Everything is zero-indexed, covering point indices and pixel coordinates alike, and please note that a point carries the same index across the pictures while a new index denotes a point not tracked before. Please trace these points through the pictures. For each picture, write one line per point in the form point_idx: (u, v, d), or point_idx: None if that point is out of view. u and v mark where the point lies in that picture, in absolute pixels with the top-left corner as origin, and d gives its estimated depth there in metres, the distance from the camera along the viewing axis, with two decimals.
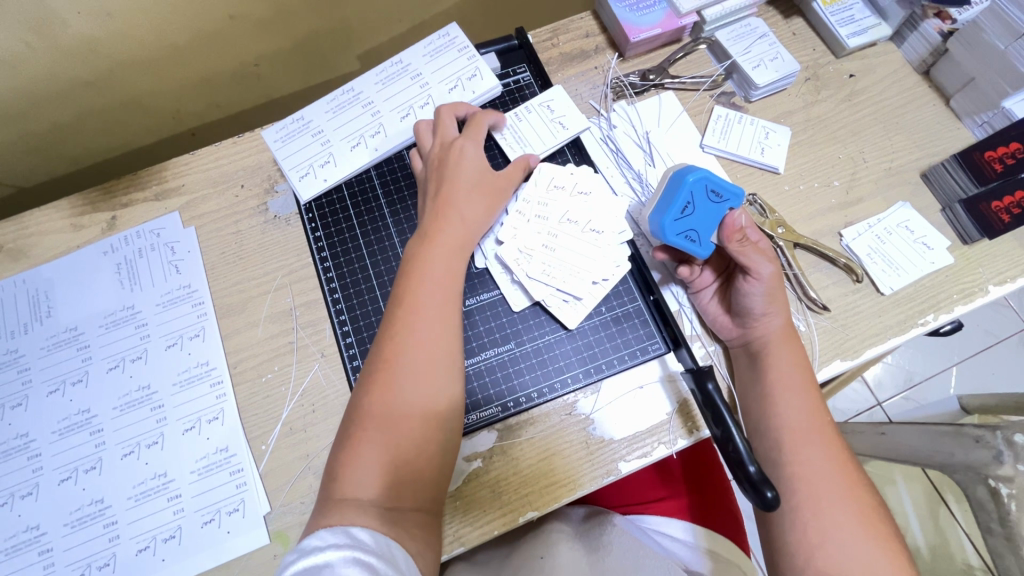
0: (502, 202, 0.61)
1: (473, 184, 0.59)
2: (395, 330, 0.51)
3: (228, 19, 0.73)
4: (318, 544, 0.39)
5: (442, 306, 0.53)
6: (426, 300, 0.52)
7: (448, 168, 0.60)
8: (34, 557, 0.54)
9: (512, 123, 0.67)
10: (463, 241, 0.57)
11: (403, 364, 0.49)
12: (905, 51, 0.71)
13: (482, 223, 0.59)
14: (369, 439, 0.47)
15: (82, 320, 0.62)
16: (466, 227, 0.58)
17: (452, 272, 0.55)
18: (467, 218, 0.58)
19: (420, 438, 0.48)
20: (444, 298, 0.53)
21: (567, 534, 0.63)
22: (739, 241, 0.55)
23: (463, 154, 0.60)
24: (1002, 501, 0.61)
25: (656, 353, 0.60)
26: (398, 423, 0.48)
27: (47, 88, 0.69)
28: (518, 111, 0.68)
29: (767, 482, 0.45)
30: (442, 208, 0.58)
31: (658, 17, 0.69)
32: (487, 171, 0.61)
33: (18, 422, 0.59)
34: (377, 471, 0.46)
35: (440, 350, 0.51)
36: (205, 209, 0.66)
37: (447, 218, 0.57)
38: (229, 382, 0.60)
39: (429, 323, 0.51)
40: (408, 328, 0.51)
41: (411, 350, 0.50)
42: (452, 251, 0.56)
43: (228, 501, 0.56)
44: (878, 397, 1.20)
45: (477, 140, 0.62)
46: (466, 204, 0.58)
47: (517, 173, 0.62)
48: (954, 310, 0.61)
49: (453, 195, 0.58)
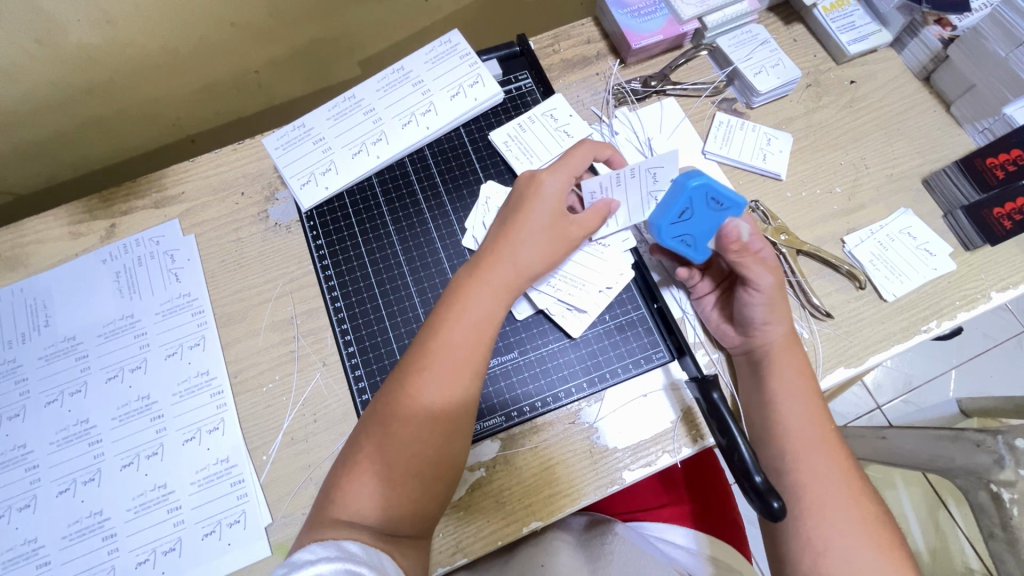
0: (566, 250, 0.55)
1: (539, 222, 0.54)
2: (422, 366, 0.48)
3: (229, 26, 0.73)
4: (308, 557, 0.38)
5: (473, 356, 0.49)
6: (458, 342, 0.49)
7: (522, 198, 0.55)
8: (32, 570, 0.54)
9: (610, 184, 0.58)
10: (512, 283, 0.53)
11: (422, 407, 0.47)
12: (906, 58, 0.71)
13: (538, 266, 0.54)
14: (371, 462, 0.46)
15: (80, 330, 0.62)
16: (516, 269, 0.53)
17: (493, 317, 0.51)
18: (519, 257, 0.53)
19: (426, 476, 0.46)
20: (474, 348, 0.50)
21: (570, 544, 0.62)
22: (737, 252, 0.53)
23: (545, 188, 0.55)
24: (1004, 505, 0.61)
25: (661, 361, 0.60)
26: (408, 447, 0.46)
27: (45, 95, 0.69)
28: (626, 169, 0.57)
29: (773, 492, 0.45)
30: (497, 241, 0.54)
31: (659, 24, 0.69)
32: (566, 215, 0.55)
33: (16, 433, 0.58)
34: (376, 494, 0.45)
35: (459, 406, 0.48)
36: (204, 217, 0.66)
37: (501, 254, 0.53)
38: (230, 392, 0.59)
39: (455, 367, 0.49)
40: (438, 371, 0.48)
41: (434, 394, 0.48)
42: (497, 297, 0.52)
43: (229, 513, 0.55)
44: (878, 400, 1.20)
45: (563, 173, 0.56)
46: (524, 244, 0.53)
47: (595, 224, 0.56)
48: (956, 316, 0.61)
49: (512, 229, 0.54)
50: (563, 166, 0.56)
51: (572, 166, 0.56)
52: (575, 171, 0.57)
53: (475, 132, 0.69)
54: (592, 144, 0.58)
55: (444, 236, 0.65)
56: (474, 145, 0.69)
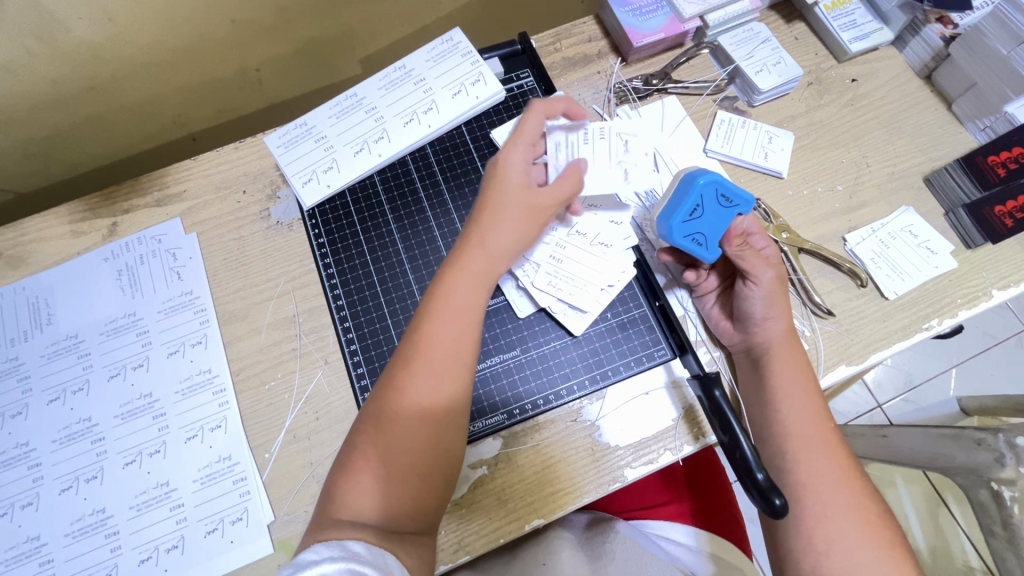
0: (541, 224, 0.55)
1: (509, 202, 0.54)
2: (411, 361, 0.48)
3: (230, 24, 0.73)
4: (313, 558, 0.38)
5: (461, 345, 0.50)
6: (443, 333, 0.49)
7: (488, 184, 0.55)
8: (35, 568, 0.54)
9: (558, 147, 0.61)
10: (490, 266, 0.53)
11: (414, 402, 0.47)
12: (908, 56, 0.71)
13: (514, 246, 0.54)
14: (369, 460, 0.46)
15: (82, 328, 0.62)
16: (492, 250, 0.53)
17: (475, 303, 0.51)
18: (494, 242, 0.53)
19: (425, 471, 0.46)
20: (458, 336, 0.50)
21: (571, 542, 0.62)
22: (739, 246, 0.55)
23: (507, 169, 0.55)
24: (1005, 503, 0.61)
25: (661, 359, 0.60)
26: (404, 444, 0.46)
27: (47, 93, 0.69)
28: (572, 132, 0.61)
29: (774, 489, 0.45)
30: (471, 229, 0.54)
31: (661, 22, 0.69)
32: (533, 187, 0.54)
33: (19, 431, 0.58)
34: (376, 491, 0.45)
35: (451, 396, 0.48)
36: (206, 215, 0.66)
37: (474, 240, 0.53)
38: (232, 390, 0.59)
39: (443, 357, 0.49)
40: (425, 365, 0.48)
41: (423, 387, 0.48)
42: (476, 279, 0.52)
43: (232, 510, 0.55)
44: (878, 399, 1.20)
45: (520, 148, 0.56)
46: (496, 227, 0.53)
47: (568, 187, 0.55)
48: (958, 314, 0.61)
49: (482, 215, 0.54)
50: (515, 144, 0.56)
51: (524, 142, 0.56)
52: (529, 141, 0.57)
53: (476, 131, 0.69)
54: (540, 108, 0.58)
55: (446, 234, 0.65)
56: (475, 144, 0.69)
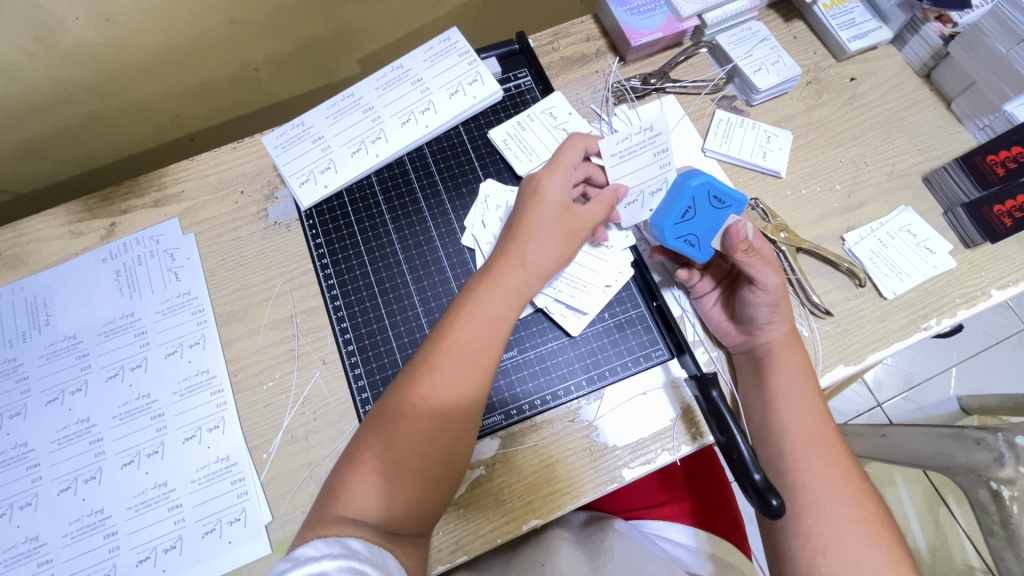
0: (577, 245, 0.55)
1: (549, 223, 0.54)
2: (432, 367, 0.48)
3: (228, 24, 0.73)
4: (312, 554, 0.38)
5: (486, 358, 0.50)
6: (468, 344, 0.49)
7: (526, 203, 0.55)
8: (33, 569, 0.54)
9: (644, 132, 0.59)
10: (524, 285, 0.53)
11: (432, 409, 0.47)
12: (907, 55, 0.71)
13: (550, 266, 0.54)
14: (376, 460, 0.46)
15: (80, 328, 0.62)
16: (529, 270, 0.53)
17: (506, 319, 0.51)
18: (531, 261, 0.53)
19: (432, 475, 0.46)
20: (488, 352, 0.50)
21: (569, 543, 0.62)
22: (746, 251, 0.53)
23: (545, 190, 0.55)
24: (1003, 503, 0.60)
25: (659, 359, 0.60)
26: (416, 448, 0.46)
27: (45, 93, 0.69)
28: (657, 137, 0.59)
29: (772, 490, 0.45)
30: (509, 247, 0.54)
31: (659, 21, 0.69)
32: (572, 209, 0.55)
33: (17, 431, 0.58)
34: (380, 490, 0.45)
35: (471, 408, 0.49)
36: (203, 216, 0.66)
37: (511, 258, 0.53)
38: (230, 390, 0.59)
39: (467, 368, 0.49)
40: (449, 374, 0.48)
41: (445, 397, 0.48)
42: (511, 298, 0.52)
43: (230, 511, 0.55)
44: (878, 398, 1.20)
45: (560, 171, 0.56)
46: (536, 247, 0.53)
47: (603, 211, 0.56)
48: (956, 314, 0.61)
49: (521, 234, 0.54)
50: (559, 165, 0.56)
51: (570, 165, 0.56)
52: (570, 165, 0.56)
53: (474, 131, 0.69)
54: (581, 140, 0.58)
55: (444, 235, 0.65)
56: (472, 144, 0.69)
